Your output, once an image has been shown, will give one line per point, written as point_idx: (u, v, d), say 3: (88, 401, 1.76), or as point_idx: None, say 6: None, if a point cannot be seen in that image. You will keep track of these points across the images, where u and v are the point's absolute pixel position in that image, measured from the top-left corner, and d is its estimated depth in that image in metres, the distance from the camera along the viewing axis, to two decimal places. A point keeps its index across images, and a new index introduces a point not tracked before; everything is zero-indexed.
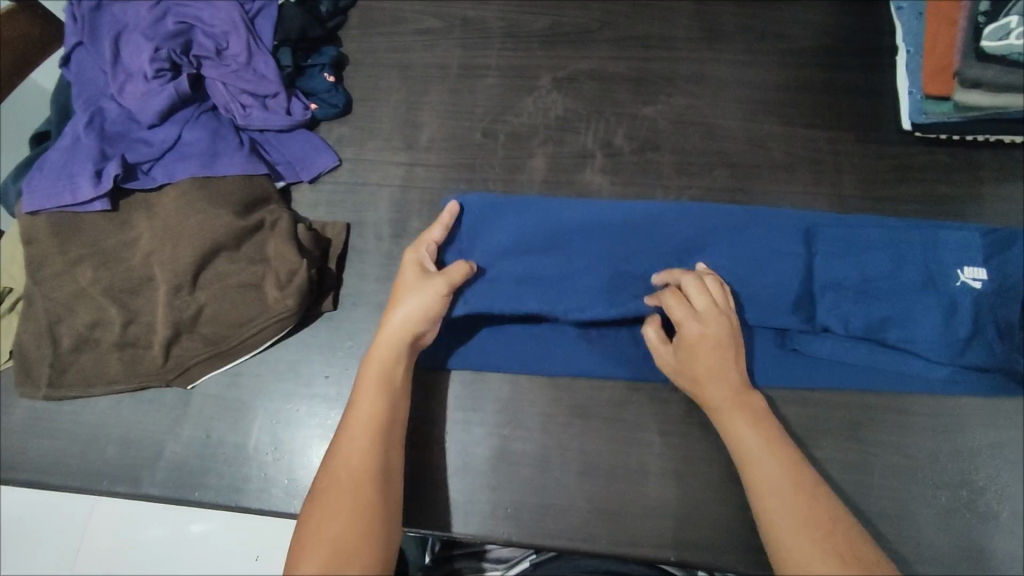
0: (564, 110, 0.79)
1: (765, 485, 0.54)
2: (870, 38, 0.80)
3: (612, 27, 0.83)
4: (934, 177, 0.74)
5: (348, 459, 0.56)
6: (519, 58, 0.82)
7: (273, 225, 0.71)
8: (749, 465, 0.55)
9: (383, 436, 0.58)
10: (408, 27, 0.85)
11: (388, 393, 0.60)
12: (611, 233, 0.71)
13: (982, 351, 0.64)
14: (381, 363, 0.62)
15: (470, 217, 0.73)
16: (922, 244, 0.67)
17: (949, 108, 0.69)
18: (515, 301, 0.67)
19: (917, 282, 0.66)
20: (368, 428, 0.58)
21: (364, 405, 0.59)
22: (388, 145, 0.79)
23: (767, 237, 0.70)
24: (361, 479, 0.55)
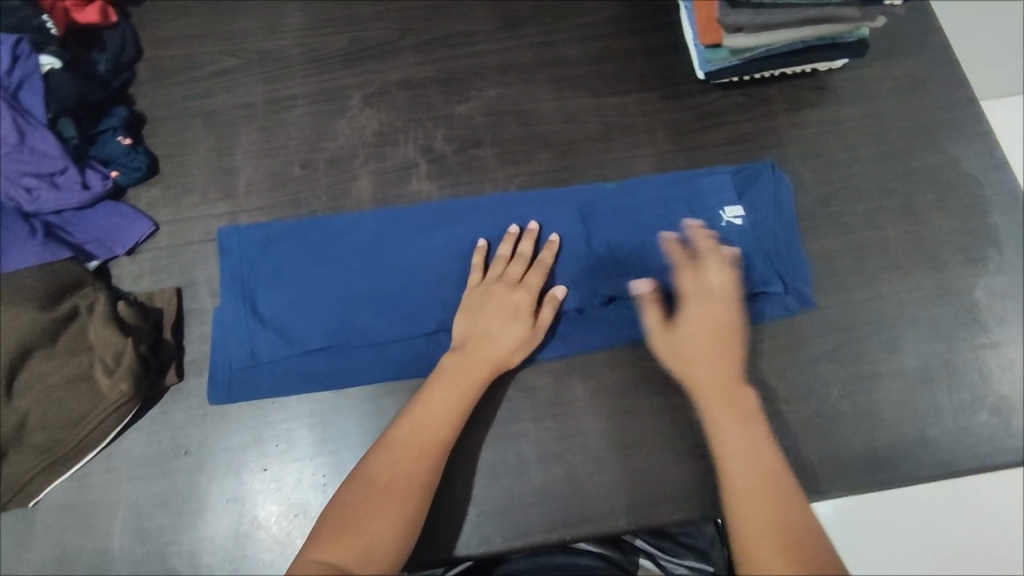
0: (380, 124, 0.78)
1: (734, 472, 0.58)
2: (654, 1, 0.85)
3: (413, 33, 0.82)
4: (732, 119, 0.79)
5: (391, 467, 0.59)
6: (324, 81, 0.80)
7: (89, 309, 0.66)
8: (720, 435, 0.60)
9: (432, 452, 0.60)
10: (202, 71, 0.81)
11: (460, 402, 0.62)
12: (393, 246, 0.72)
13: (737, 278, 0.71)
14: (456, 378, 0.63)
15: (257, 255, 0.72)
16: (687, 196, 0.74)
17: (723, 55, 0.73)
18: (313, 332, 0.68)
19: (683, 228, 0.73)
20: (414, 444, 0.60)
21: (408, 421, 0.61)
22: (206, 197, 0.76)
23: (546, 216, 0.74)
24: (397, 493, 0.57)
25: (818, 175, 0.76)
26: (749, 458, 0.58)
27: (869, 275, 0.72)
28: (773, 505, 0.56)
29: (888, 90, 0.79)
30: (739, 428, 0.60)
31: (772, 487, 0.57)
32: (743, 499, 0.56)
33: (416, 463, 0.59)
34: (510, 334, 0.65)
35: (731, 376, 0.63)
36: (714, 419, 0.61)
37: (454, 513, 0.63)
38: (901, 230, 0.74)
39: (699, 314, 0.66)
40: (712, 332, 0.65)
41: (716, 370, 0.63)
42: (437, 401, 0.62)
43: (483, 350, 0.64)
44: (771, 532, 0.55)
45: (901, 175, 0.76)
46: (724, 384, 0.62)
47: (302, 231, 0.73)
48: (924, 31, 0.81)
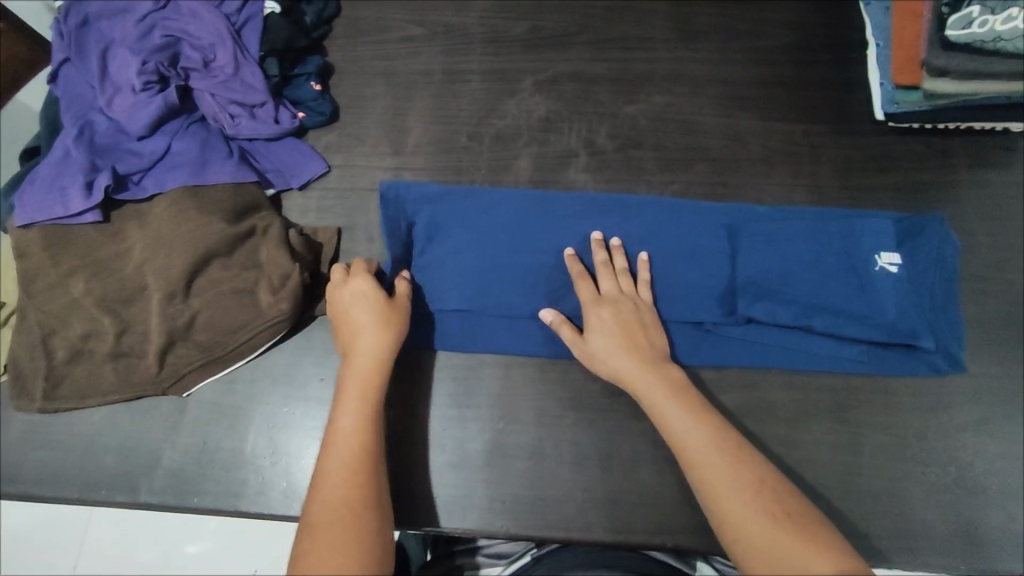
0: (547, 111, 0.81)
1: (693, 450, 0.58)
2: (839, 34, 0.83)
3: (591, 30, 0.85)
4: (907, 165, 0.76)
5: (334, 490, 0.57)
6: (500, 62, 0.84)
7: (264, 231, 0.72)
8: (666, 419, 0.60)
9: (365, 462, 0.58)
10: (391, 35, 0.86)
11: (366, 409, 0.61)
12: (538, 229, 0.74)
13: (883, 326, 0.67)
14: (355, 393, 0.61)
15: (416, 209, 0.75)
16: (842, 234, 0.71)
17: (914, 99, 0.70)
18: (460, 294, 0.71)
19: (832, 266, 0.70)
20: (348, 459, 0.58)
21: (341, 436, 0.60)
22: (376, 150, 0.81)
23: (693, 229, 0.73)
24: (349, 518, 0.55)
25: (992, 237, 0.72)
26: (702, 434, 0.58)
27: None
28: (733, 468, 0.56)
29: None
30: (680, 405, 0.60)
31: (731, 452, 0.57)
32: (707, 474, 0.56)
33: (357, 479, 0.57)
34: (370, 340, 0.64)
35: (650, 359, 0.64)
36: (658, 411, 0.61)
37: (560, 494, 0.65)
38: None
39: (631, 310, 0.67)
40: (624, 324, 0.65)
41: (635, 364, 0.63)
42: (347, 421, 0.60)
43: (353, 364, 0.63)
44: (738, 494, 0.55)
45: None
46: (644, 368, 0.63)
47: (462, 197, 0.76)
48: None
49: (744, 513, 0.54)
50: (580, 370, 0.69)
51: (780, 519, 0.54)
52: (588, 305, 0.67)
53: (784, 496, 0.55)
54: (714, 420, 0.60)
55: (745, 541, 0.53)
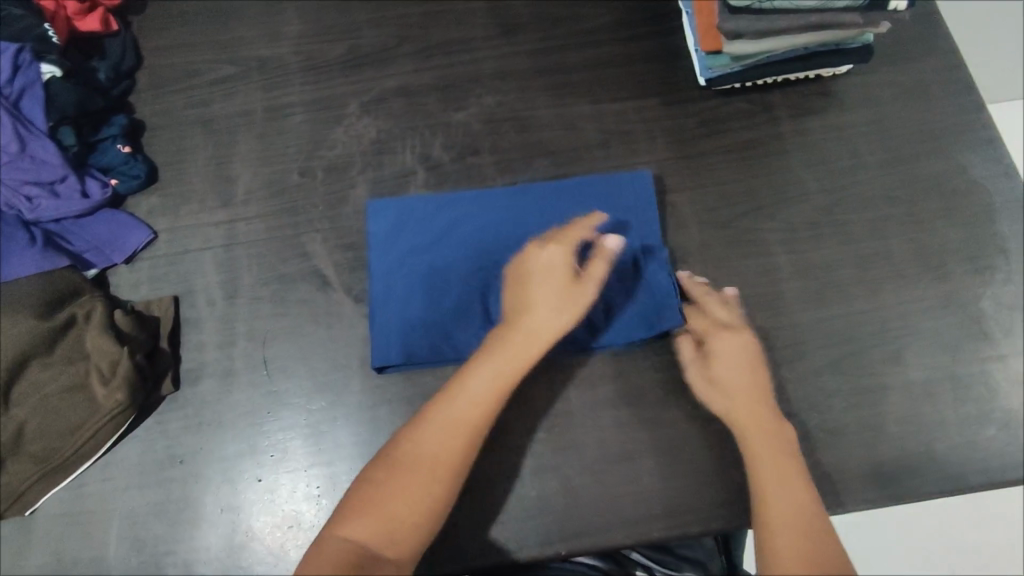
0: (378, 132, 0.78)
1: (775, 506, 0.57)
2: (655, 6, 0.84)
3: (411, 40, 0.82)
4: (734, 126, 0.78)
5: (428, 451, 0.56)
6: (322, 89, 0.80)
7: (86, 317, 0.66)
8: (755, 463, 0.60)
9: (473, 434, 0.57)
10: (201, 78, 0.81)
11: (510, 374, 0.60)
12: (414, 230, 0.72)
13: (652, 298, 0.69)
14: (503, 360, 0.60)
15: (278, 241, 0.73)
16: (459, 224, 0.72)
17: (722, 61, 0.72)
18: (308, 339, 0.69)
19: (471, 256, 0.71)
20: (450, 428, 0.57)
21: (451, 404, 0.58)
22: (204, 206, 0.75)
23: (426, 220, 0.73)
24: (432, 478, 0.55)
25: (820, 182, 0.75)
26: (779, 470, 0.59)
27: (873, 286, 0.71)
28: (802, 502, 0.57)
29: (893, 95, 0.78)
30: (771, 447, 0.60)
31: (808, 489, 0.58)
32: (776, 515, 0.57)
33: (456, 445, 0.57)
34: (551, 302, 0.61)
35: (756, 403, 0.63)
36: (752, 455, 0.60)
37: (449, 528, 0.63)
38: (907, 239, 0.72)
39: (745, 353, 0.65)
40: (750, 364, 0.65)
41: (748, 408, 0.62)
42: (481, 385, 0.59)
43: (526, 329, 0.61)
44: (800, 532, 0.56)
45: (909, 184, 0.74)
46: (751, 403, 0.63)
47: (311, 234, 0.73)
48: (931, 35, 0.79)
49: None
50: None
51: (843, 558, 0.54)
52: (712, 331, 0.66)
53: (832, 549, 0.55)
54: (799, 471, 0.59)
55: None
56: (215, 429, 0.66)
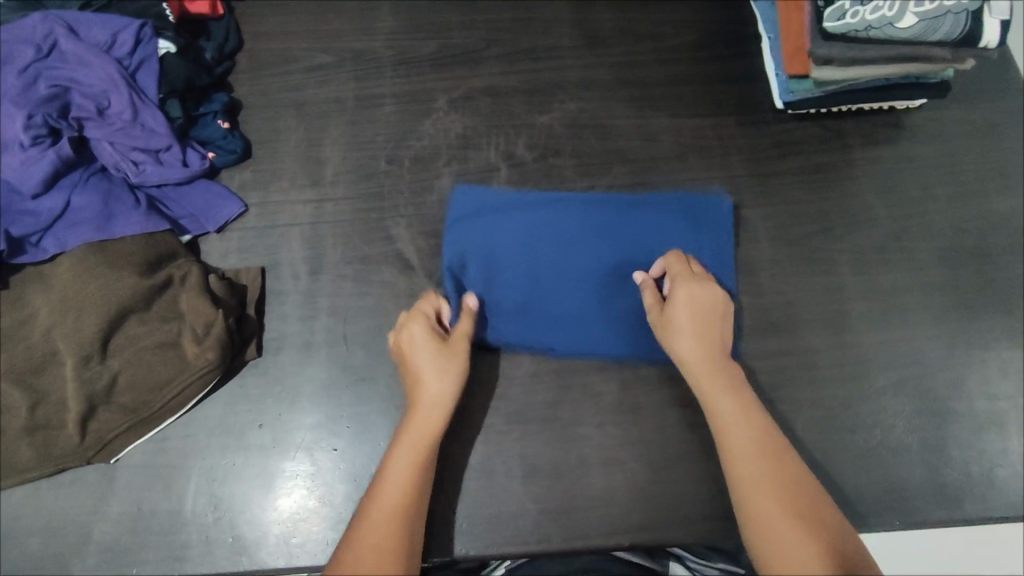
0: (464, 128, 0.81)
1: (748, 466, 0.58)
2: (736, 30, 0.87)
3: (499, 43, 0.86)
4: (808, 149, 0.80)
5: (371, 536, 0.55)
6: (413, 84, 0.84)
7: (182, 279, 0.69)
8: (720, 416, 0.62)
9: (407, 507, 0.58)
10: (297, 65, 0.86)
11: (421, 458, 0.61)
12: (498, 218, 0.75)
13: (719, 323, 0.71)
14: (412, 440, 0.61)
15: (364, 226, 0.76)
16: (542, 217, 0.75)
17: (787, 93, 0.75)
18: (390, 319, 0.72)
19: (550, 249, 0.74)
20: (388, 513, 0.57)
21: (385, 490, 0.58)
22: (294, 184, 0.79)
23: (512, 210, 0.76)
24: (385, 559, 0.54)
25: (890, 209, 0.77)
26: (738, 424, 0.61)
27: (938, 311, 0.72)
28: (767, 469, 0.58)
29: (965, 131, 0.80)
30: (731, 396, 0.62)
31: (765, 457, 0.58)
32: (745, 464, 0.58)
33: (395, 524, 0.56)
34: (437, 390, 0.63)
35: (714, 354, 0.65)
36: (711, 404, 0.63)
37: (516, 509, 0.66)
38: (975, 270, 0.74)
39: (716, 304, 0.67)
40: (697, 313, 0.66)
41: (701, 351, 0.64)
42: (402, 462, 0.60)
43: (421, 414, 0.63)
44: (776, 495, 0.56)
45: (979, 217, 0.76)
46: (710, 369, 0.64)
47: (398, 220, 0.76)
48: (1003, 76, 0.82)
49: (784, 537, 0.54)
50: (523, 381, 0.70)
51: (793, 537, 0.53)
52: (679, 280, 0.67)
53: (818, 499, 0.56)
54: (763, 428, 0.61)
55: (769, 538, 0.54)
56: (293, 397, 0.69)
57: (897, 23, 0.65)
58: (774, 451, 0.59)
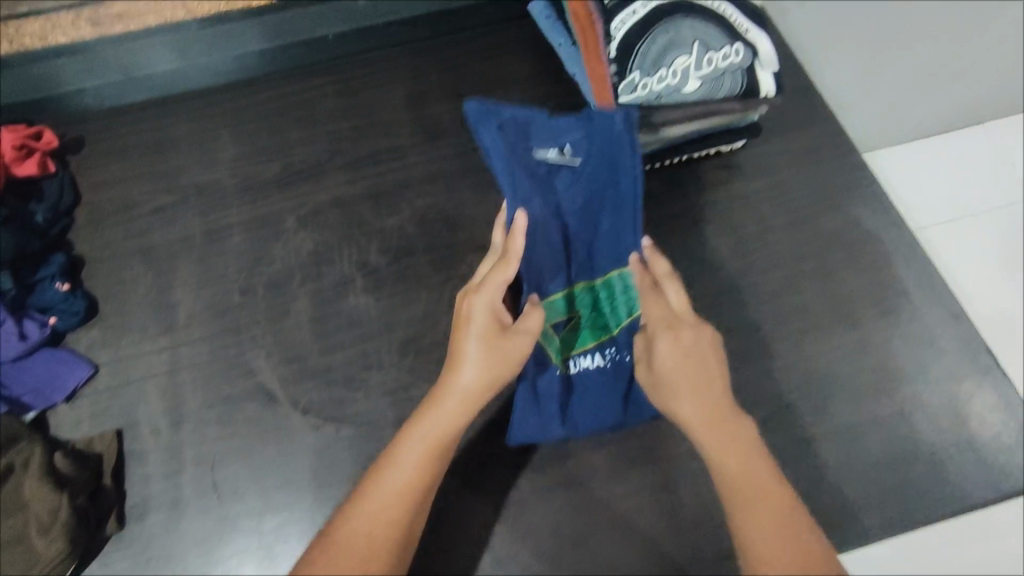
0: (315, 244, 0.81)
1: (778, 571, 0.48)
2: (566, 103, 0.91)
3: (342, 153, 0.88)
4: (653, 203, 0.83)
5: (374, 524, 0.52)
6: (259, 208, 0.84)
7: (25, 464, 0.66)
8: (740, 519, 0.51)
9: (420, 497, 0.55)
10: (139, 209, 0.84)
11: (444, 441, 0.56)
12: (543, 148, 0.67)
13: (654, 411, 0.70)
14: (436, 425, 0.56)
15: (224, 363, 0.74)
16: (585, 170, 0.67)
17: (620, 287, 0.70)
18: (259, 458, 0.69)
19: (578, 209, 0.69)
20: (394, 501, 0.53)
21: (395, 481, 0.54)
22: (146, 333, 0.76)
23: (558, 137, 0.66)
24: (378, 555, 0.51)
25: (733, 248, 0.80)
26: (770, 519, 0.50)
27: (795, 339, 0.75)
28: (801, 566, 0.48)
29: (787, 161, 0.85)
30: (761, 480, 0.52)
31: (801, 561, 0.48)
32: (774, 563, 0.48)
33: (402, 515, 0.53)
34: (477, 369, 0.56)
35: (732, 416, 0.56)
36: (733, 500, 0.52)
37: None
38: (820, 291, 0.78)
39: (707, 362, 0.58)
40: (692, 386, 0.57)
41: (719, 430, 0.55)
42: (419, 446, 0.55)
43: (448, 387, 0.57)
44: (791, 558, 0.48)
45: (812, 240, 0.80)
46: (712, 429, 0.55)
47: (258, 351, 0.75)
48: (809, 106, 0.89)
49: None
50: None
51: None
52: (659, 330, 0.60)
53: None
54: (789, 508, 0.51)
55: None
56: (164, 563, 0.65)
57: (682, 89, 0.69)
58: (791, 519, 0.50)
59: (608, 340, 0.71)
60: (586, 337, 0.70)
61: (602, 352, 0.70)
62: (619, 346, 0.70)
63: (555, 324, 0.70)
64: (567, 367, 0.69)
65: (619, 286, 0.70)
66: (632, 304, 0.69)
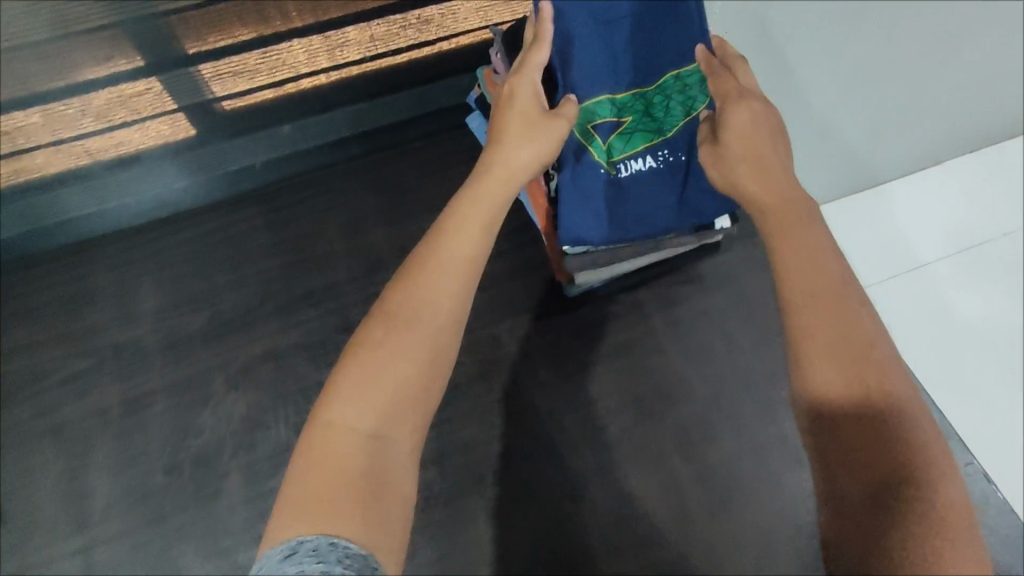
0: (247, 407, 0.74)
1: (822, 322, 0.37)
2: None
3: (274, 296, 0.81)
4: (612, 329, 0.77)
5: (421, 315, 0.40)
6: (185, 369, 0.76)
7: None
8: (796, 303, 0.38)
9: (471, 280, 0.42)
10: (49, 379, 0.76)
11: (487, 222, 0.46)
12: None
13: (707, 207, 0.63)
14: (485, 205, 0.46)
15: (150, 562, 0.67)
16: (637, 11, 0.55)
17: (677, 84, 0.57)
18: None
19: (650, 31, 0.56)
20: (436, 317, 0.40)
21: (446, 263, 0.42)
22: (59, 532, 0.68)
23: None
24: (429, 343, 0.40)
25: (701, 375, 0.75)
26: (801, 262, 0.39)
27: (770, 477, 0.71)
28: (835, 307, 0.37)
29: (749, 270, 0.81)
30: (806, 240, 0.40)
31: (825, 300, 0.37)
32: (815, 298, 0.38)
33: (443, 311, 0.41)
34: (520, 150, 0.50)
35: (782, 178, 0.45)
36: (775, 231, 0.42)
37: None
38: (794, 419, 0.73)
39: (772, 134, 0.47)
40: (753, 166, 0.46)
41: (766, 191, 0.44)
42: (472, 224, 0.45)
43: (495, 178, 0.49)
44: (824, 303, 0.37)
45: (780, 359, 0.76)
46: (768, 200, 0.44)
47: (187, 545, 0.67)
48: None
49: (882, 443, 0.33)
50: None
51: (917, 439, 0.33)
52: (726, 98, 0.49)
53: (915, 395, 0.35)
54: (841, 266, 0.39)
55: (821, 352, 0.36)
56: None
57: None
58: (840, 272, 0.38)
59: (660, 142, 0.61)
60: (637, 138, 0.60)
61: (654, 154, 0.61)
62: (677, 148, 0.61)
63: (595, 128, 0.59)
64: (616, 173, 0.61)
65: (676, 86, 0.57)
66: (691, 101, 0.58)
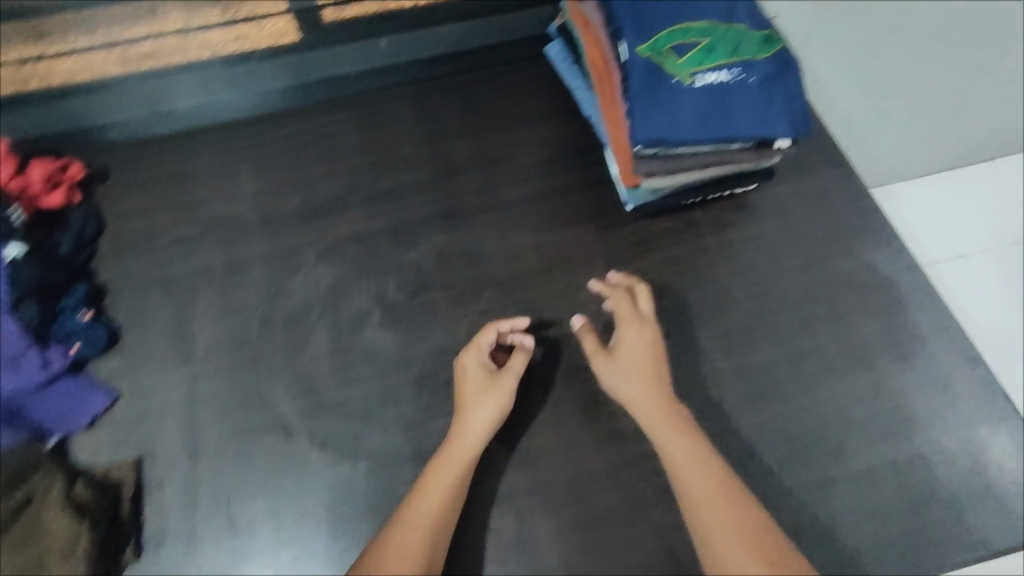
0: (333, 278, 0.83)
1: (695, 485, 0.62)
2: (581, 141, 0.93)
3: (361, 188, 0.90)
4: (666, 243, 0.84)
5: (422, 508, 0.63)
6: (280, 241, 0.86)
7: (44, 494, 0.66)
8: (666, 446, 0.65)
9: (451, 487, 0.65)
10: (161, 239, 0.86)
11: (462, 467, 0.66)
12: None
13: (763, 121, 0.72)
14: (456, 456, 0.67)
15: (243, 395, 0.76)
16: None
17: (733, 35, 0.75)
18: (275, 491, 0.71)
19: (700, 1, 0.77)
20: (428, 517, 0.62)
21: (435, 480, 0.65)
22: (166, 364, 0.78)
23: None
24: (420, 524, 0.62)
25: (746, 289, 0.81)
26: (688, 451, 0.64)
27: (807, 381, 0.76)
28: (698, 456, 0.64)
29: (798, 204, 0.87)
30: (684, 442, 0.65)
31: (690, 465, 0.63)
32: (690, 472, 0.63)
33: (438, 521, 0.63)
34: (483, 409, 0.69)
35: (657, 396, 0.68)
36: (658, 435, 0.66)
37: None
38: (832, 335, 0.79)
39: (646, 357, 0.71)
40: (642, 377, 0.70)
41: (655, 397, 0.68)
42: (450, 464, 0.66)
43: (464, 430, 0.68)
44: (712, 480, 0.62)
45: (822, 283, 0.81)
46: (669, 424, 0.66)
47: (275, 385, 0.76)
48: (820, 152, 0.90)
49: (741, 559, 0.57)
50: None
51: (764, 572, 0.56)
52: (626, 323, 0.74)
53: (763, 525, 0.60)
54: (708, 453, 0.65)
55: (713, 526, 0.60)
56: None
57: None
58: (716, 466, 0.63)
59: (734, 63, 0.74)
60: (712, 58, 0.74)
61: (728, 69, 0.73)
62: (744, 69, 0.73)
63: (672, 49, 0.74)
64: (693, 82, 0.72)
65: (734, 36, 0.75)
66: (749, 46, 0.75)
